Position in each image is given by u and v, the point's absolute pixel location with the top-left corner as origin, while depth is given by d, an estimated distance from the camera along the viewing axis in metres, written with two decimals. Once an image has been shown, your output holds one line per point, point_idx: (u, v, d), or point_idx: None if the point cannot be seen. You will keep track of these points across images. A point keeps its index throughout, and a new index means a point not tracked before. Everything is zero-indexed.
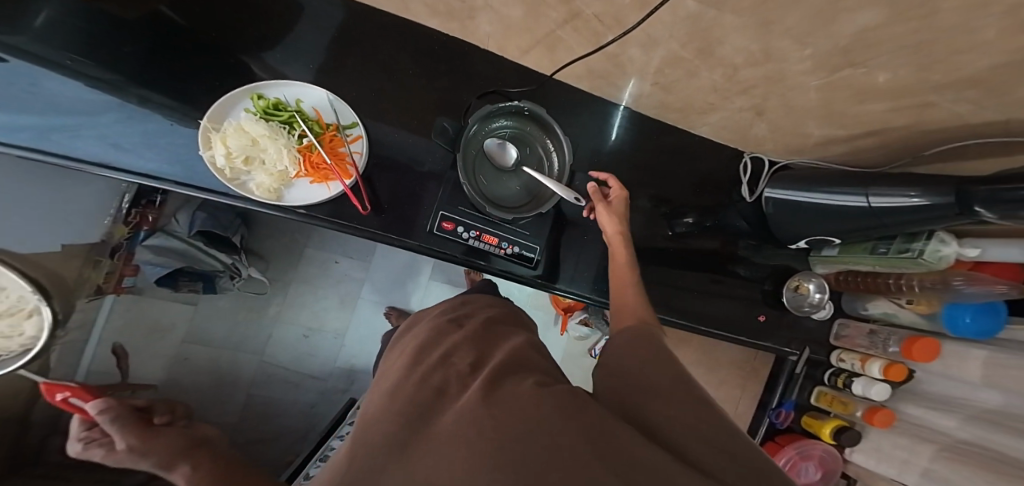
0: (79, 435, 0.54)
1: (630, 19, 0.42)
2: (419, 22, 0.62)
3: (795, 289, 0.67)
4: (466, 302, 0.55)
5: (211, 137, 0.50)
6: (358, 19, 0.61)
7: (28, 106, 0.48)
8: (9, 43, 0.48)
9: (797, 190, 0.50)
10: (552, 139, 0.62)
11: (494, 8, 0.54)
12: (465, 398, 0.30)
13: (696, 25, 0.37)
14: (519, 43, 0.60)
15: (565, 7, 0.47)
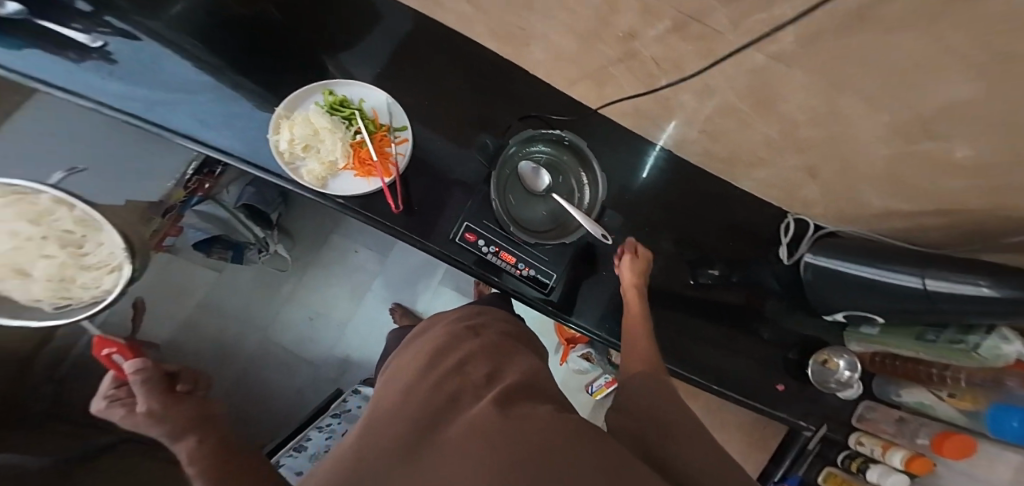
0: (106, 393, 0.37)
1: (692, 65, 0.42)
2: (475, 44, 0.64)
3: (823, 363, 0.62)
4: (482, 311, 0.53)
5: (281, 123, 0.53)
6: (419, 34, 0.64)
7: (144, 80, 0.53)
8: (150, 26, 0.55)
9: (844, 260, 0.48)
10: (589, 171, 0.60)
11: (552, 39, 0.55)
12: (478, 410, 0.30)
13: (758, 79, 0.37)
14: (570, 75, 0.60)
15: (622, 46, 0.47)
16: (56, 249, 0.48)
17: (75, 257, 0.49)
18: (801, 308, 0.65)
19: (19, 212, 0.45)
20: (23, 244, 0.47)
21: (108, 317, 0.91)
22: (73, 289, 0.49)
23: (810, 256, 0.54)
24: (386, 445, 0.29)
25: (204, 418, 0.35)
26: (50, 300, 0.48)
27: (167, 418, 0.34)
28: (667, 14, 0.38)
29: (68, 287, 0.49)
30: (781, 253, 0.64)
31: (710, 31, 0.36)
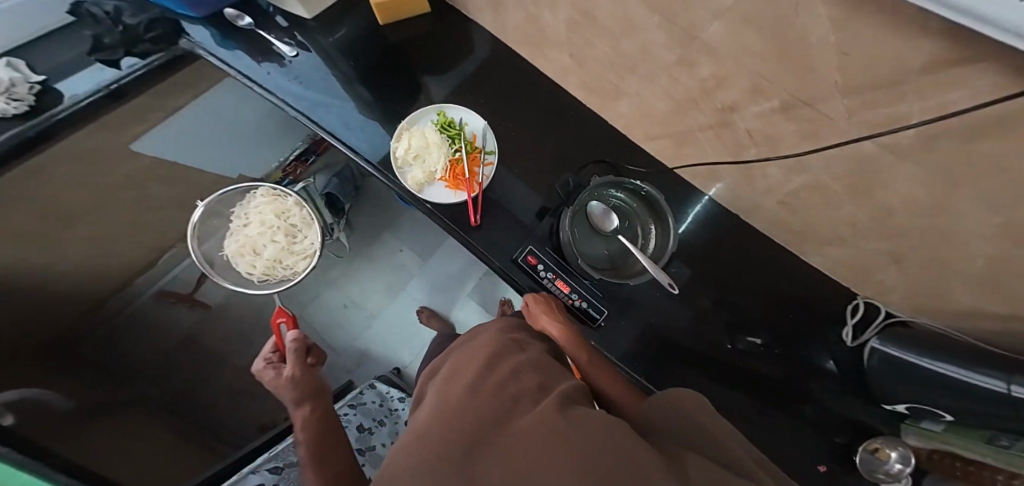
0: (267, 355, 0.71)
1: (788, 143, 0.46)
2: (566, 93, 0.73)
3: (871, 451, 0.57)
4: (520, 328, 0.55)
5: (402, 134, 0.67)
6: (520, 81, 0.75)
7: (313, 87, 0.73)
8: (324, 45, 0.75)
9: (916, 353, 0.48)
10: (660, 223, 0.60)
11: (643, 99, 0.60)
12: (536, 413, 0.32)
13: (859, 164, 0.41)
14: (650, 133, 0.65)
15: (716, 115, 0.52)
16: (277, 235, 0.80)
17: (288, 244, 0.81)
18: (857, 396, 0.63)
19: (272, 207, 0.80)
20: (260, 230, 0.79)
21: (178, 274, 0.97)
22: (277, 266, 0.81)
23: (876, 341, 0.55)
24: (451, 438, 0.31)
25: (315, 390, 0.66)
26: (262, 271, 0.81)
27: (300, 382, 0.65)
28: (778, 95, 0.42)
29: (274, 264, 0.81)
30: (844, 335, 0.63)
31: (819, 116, 0.40)
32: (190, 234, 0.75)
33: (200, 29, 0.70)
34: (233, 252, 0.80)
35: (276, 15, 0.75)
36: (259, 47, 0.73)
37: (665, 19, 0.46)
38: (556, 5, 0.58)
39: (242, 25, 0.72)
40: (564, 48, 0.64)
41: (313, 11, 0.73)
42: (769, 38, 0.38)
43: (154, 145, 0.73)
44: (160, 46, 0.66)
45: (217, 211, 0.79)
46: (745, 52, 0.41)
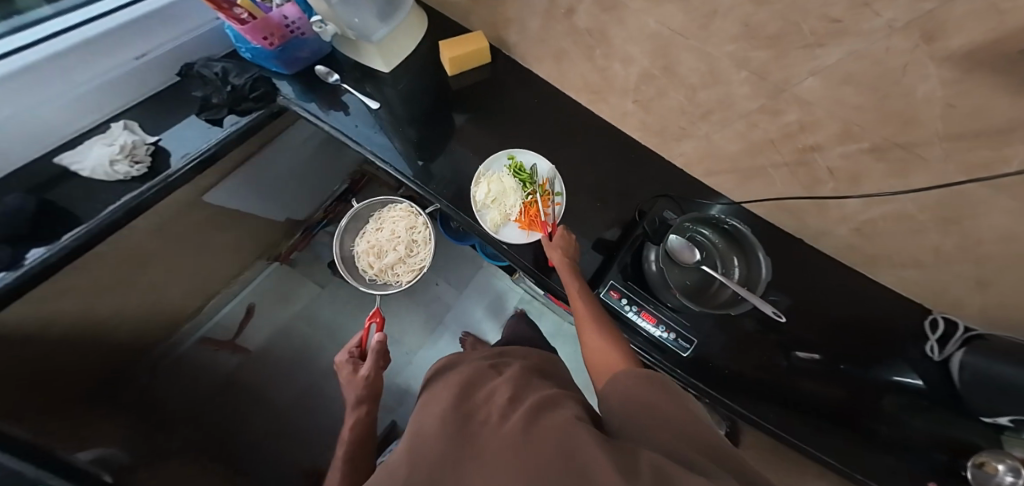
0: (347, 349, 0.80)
1: (872, 179, 0.53)
2: (625, 133, 0.79)
3: (977, 466, 0.58)
4: (505, 352, 0.69)
5: (479, 178, 0.71)
6: (578, 122, 0.81)
7: (375, 127, 0.78)
8: (383, 91, 0.81)
9: (1004, 364, 0.56)
10: (745, 257, 0.64)
11: (712, 141, 0.66)
12: (507, 428, 0.40)
13: (953, 199, 0.48)
14: (713, 170, 0.71)
15: (795, 155, 0.57)
16: (400, 247, 0.88)
17: (405, 257, 0.89)
18: (947, 411, 0.66)
19: (406, 222, 0.90)
20: (390, 239, 0.89)
21: (222, 317, 0.93)
22: (387, 273, 0.89)
23: (965, 355, 0.62)
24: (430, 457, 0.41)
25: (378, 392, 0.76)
26: (375, 272, 0.90)
27: (369, 384, 0.75)
28: (871, 139, 0.48)
29: (386, 271, 0.89)
30: (929, 349, 0.68)
31: (913, 155, 0.46)
32: (345, 220, 0.91)
33: (283, 82, 0.77)
34: (361, 250, 0.90)
35: (349, 68, 0.81)
36: (335, 94, 0.79)
37: (754, 75, 0.51)
38: (630, 59, 0.63)
39: (330, 82, 0.79)
40: (629, 96, 0.70)
41: (390, 63, 0.80)
42: (870, 94, 0.43)
43: (223, 194, 0.75)
44: (261, 103, 0.72)
45: (360, 215, 0.93)
46: (841, 105, 0.46)
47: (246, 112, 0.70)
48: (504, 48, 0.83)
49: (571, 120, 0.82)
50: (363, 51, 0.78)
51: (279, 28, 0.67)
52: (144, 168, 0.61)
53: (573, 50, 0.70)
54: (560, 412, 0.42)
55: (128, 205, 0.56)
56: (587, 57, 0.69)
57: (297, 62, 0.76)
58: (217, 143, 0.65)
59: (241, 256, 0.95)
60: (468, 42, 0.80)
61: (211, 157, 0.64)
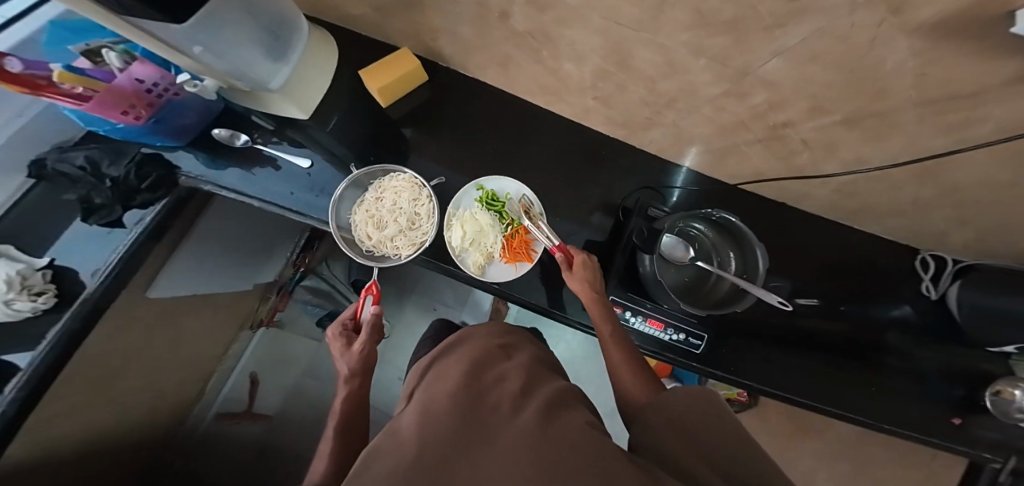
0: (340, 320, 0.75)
1: (848, 146, 0.51)
2: (590, 129, 0.77)
3: (997, 394, 0.69)
4: (511, 331, 0.72)
5: (451, 221, 0.70)
6: (543, 122, 0.78)
7: (299, 181, 0.72)
8: (313, 135, 0.75)
9: (998, 296, 0.62)
10: (740, 249, 0.64)
11: (681, 127, 0.63)
12: (524, 418, 0.43)
13: (932, 158, 0.48)
14: (687, 151, 0.69)
15: (768, 133, 0.55)
16: (403, 219, 0.68)
17: (409, 229, 0.69)
18: (947, 341, 0.75)
19: (410, 193, 0.69)
20: (392, 210, 0.69)
21: (228, 394, 0.98)
22: (386, 244, 0.69)
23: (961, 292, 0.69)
24: (443, 425, 0.43)
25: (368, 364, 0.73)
26: (371, 244, 0.69)
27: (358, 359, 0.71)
28: (843, 111, 0.46)
29: (384, 242, 0.69)
30: (923, 290, 0.75)
31: (887, 122, 0.45)
32: (342, 182, 0.70)
33: (185, 155, 0.71)
34: (356, 220, 0.70)
35: (262, 118, 0.74)
36: (251, 157, 0.73)
37: (714, 61, 0.47)
38: (581, 58, 0.59)
39: (239, 145, 0.72)
40: (587, 93, 0.66)
41: (306, 109, 0.73)
42: (838, 70, 0.40)
43: (166, 284, 0.72)
44: (160, 192, 0.67)
45: (359, 181, 0.72)
46: (808, 82, 0.44)
47: (147, 204, 0.65)
48: (445, 60, 0.77)
49: (533, 125, 0.79)
50: (272, 102, 0.69)
51: (140, 97, 0.57)
52: (52, 296, 0.57)
53: (519, 55, 0.65)
54: (570, 418, 0.44)
55: (58, 339, 0.54)
56: (535, 60, 0.64)
57: (184, 130, 0.67)
58: (123, 250, 0.61)
59: (224, 332, 0.93)
60: (396, 67, 0.72)
61: (125, 264, 0.61)
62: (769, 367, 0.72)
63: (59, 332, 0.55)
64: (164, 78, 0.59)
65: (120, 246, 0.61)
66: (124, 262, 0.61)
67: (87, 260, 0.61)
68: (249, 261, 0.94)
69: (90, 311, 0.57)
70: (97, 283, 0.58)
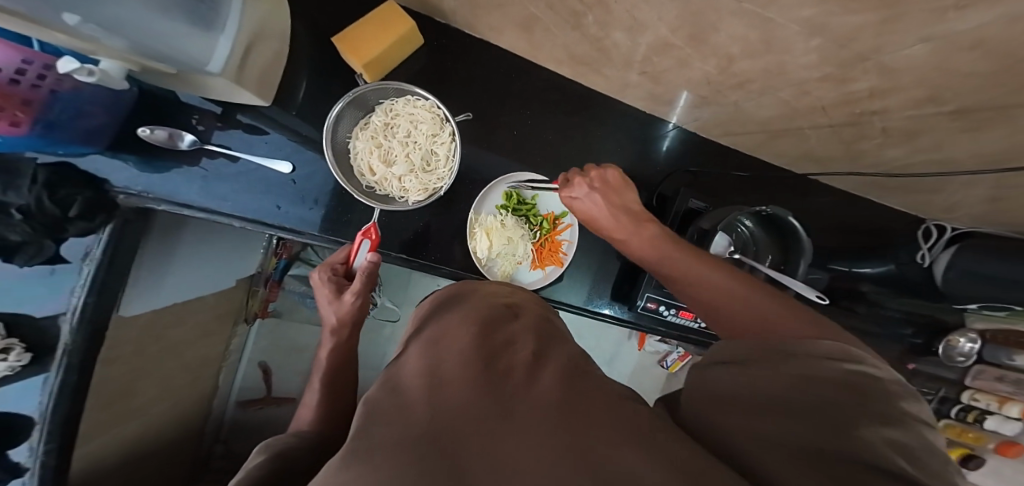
0: (331, 263, 0.58)
1: (930, 133, 0.48)
2: (622, 99, 0.71)
3: (948, 342, 0.93)
4: (518, 289, 0.60)
5: (475, 229, 0.65)
6: (571, 96, 0.71)
7: (285, 193, 0.61)
8: (285, 126, 0.61)
9: (990, 261, 0.69)
10: (786, 245, 0.68)
11: (741, 107, 0.56)
12: (546, 390, 0.34)
13: (1013, 148, 0.46)
14: (735, 126, 0.64)
15: (845, 118, 0.50)
16: (417, 155, 0.60)
17: (422, 170, 0.61)
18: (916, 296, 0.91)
19: (430, 127, 0.60)
20: (404, 143, 0.61)
21: (242, 383, 1.13)
22: (392, 183, 0.61)
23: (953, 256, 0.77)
24: (458, 394, 0.33)
25: (356, 319, 0.58)
26: (374, 179, 0.61)
27: (346, 315, 0.57)
28: (957, 103, 0.41)
29: (390, 180, 0.61)
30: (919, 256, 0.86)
31: (1000, 116, 0.40)
32: (343, 100, 0.59)
33: (108, 160, 0.54)
34: (359, 147, 0.61)
35: (205, 102, 0.57)
36: (194, 158, 0.57)
37: (828, 43, 0.37)
38: (639, 28, 0.46)
39: (183, 147, 0.56)
40: (635, 67, 0.55)
41: (268, 94, 0.57)
42: (989, 63, 0.33)
43: (141, 302, 0.65)
44: (99, 219, 0.52)
45: (366, 99, 0.61)
46: (942, 72, 0.36)
47: (91, 233, 0.52)
48: (448, 14, 0.59)
49: (559, 97, 0.70)
50: (213, 86, 0.50)
51: (6, 93, 0.39)
52: (22, 349, 0.50)
53: (552, 19, 0.50)
54: (593, 383, 0.38)
55: (56, 391, 0.54)
56: (575, 28, 0.50)
57: (98, 133, 0.50)
58: (85, 292, 0.53)
59: (219, 333, 0.96)
60: (383, 28, 0.57)
61: (95, 301, 0.54)
62: None
63: (53, 386, 0.54)
64: (35, 60, 0.41)
65: (79, 286, 0.53)
66: (95, 299, 0.54)
67: (43, 301, 0.51)
68: (217, 258, 0.84)
69: (82, 359, 0.56)
70: (71, 331, 0.53)
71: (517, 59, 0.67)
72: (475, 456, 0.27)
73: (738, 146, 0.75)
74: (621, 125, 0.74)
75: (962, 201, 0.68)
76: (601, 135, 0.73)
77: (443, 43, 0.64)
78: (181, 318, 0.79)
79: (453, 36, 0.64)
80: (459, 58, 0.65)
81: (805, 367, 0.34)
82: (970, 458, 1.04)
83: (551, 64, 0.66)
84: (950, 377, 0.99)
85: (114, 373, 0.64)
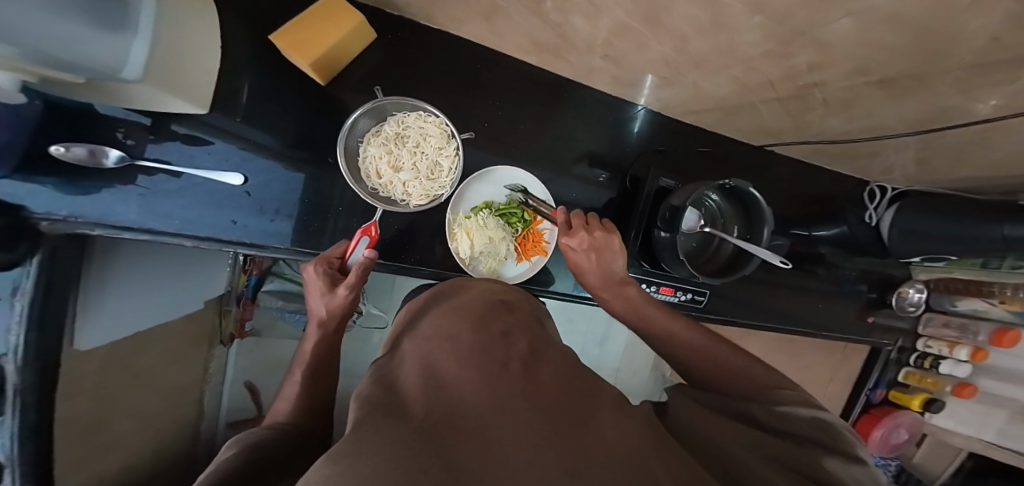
0: (328, 257, 0.57)
1: (866, 101, 0.52)
2: (587, 84, 0.73)
3: (901, 295, 1.00)
4: (509, 288, 0.63)
5: (455, 230, 0.67)
6: (539, 84, 0.72)
7: (239, 205, 0.56)
8: (228, 130, 0.54)
9: (923, 216, 0.77)
10: (748, 216, 0.73)
11: (699, 86, 0.59)
12: (540, 387, 0.36)
13: (939, 113, 0.50)
14: (696, 105, 0.67)
15: (793, 91, 0.54)
16: (423, 165, 0.60)
17: (426, 178, 0.61)
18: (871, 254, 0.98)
19: (438, 141, 0.61)
20: (413, 152, 0.60)
21: (230, 404, 1.08)
22: (397, 186, 0.60)
23: (893, 218, 0.85)
24: (461, 386, 0.34)
25: (345, 317, 0.56)
26: (379, 182, 0.60)
27: (336, 310, 0.54)
28: (883, 73, 0.44)
29: (395, 184, 0.60)
30: (867, 215, 0.92)
31: (920, 82, 0.44)
32: (361, 108, 0.60)
33: (22, 185, 0.46)
34: (369, 152, 0.60)
35: (129, 112, 0.49)
36: (129, 175, 0.50)
37: (770, 20, 0.40)
38: (594, 15, 0.48)
39: (110, 165, 0.49)
40: (597, 51, 0.57)
41: (204, 100, 0.50)
42: (907, 34, 0.36)
43: (98, 332, 0.61)
44: (21, 248, 0.42)
45: (383, 109, 0.62)
46: (867, 44, 0.40)
47: (14, 265, 0.42)
48: (403, 6, 0.58)
49: (526, 87, 0.71)
50: (139, 97, 0.42)
51: None
52: None
53: (512, 9, 0.51)
54: (583, 382, 0.41)
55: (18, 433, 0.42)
56: (535, 14, 0.51)
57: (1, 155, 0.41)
58: (25, 326, 0.42)
59: (196, 353, 0.94)
60: (329, 23, 0.52)
61: (38, 337, 0.44)
62: (750, 299, 0.92)
63: (13, 427, 0.42)
64: None
65: (15, 322, 0.42)
66: (39, 334, 0.44)
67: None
68: (178, 282, 0.82)
69: (39, 397, 0.45)
70: (19, 369, 0.42)
71: (481, 50, 0.67)
72: (476, 447, 0.27)
73: (701, 123, 0.79)
74: (590, 111, 0.76)
75: (898, 163, 0.74)
76: (572, 121, 0.75)
77: (401, 35, 0.62)
78: (150, 344, 0.76)
79: (409, 27, 0.62)
80: (420, 49, 0.63)
81: (783, 408, 0.40)
82: (932, 402, 1.11)
83: (516, 52, 0.67)
84: (904, 327, 1.08)
85: (89, 406, 0.61)
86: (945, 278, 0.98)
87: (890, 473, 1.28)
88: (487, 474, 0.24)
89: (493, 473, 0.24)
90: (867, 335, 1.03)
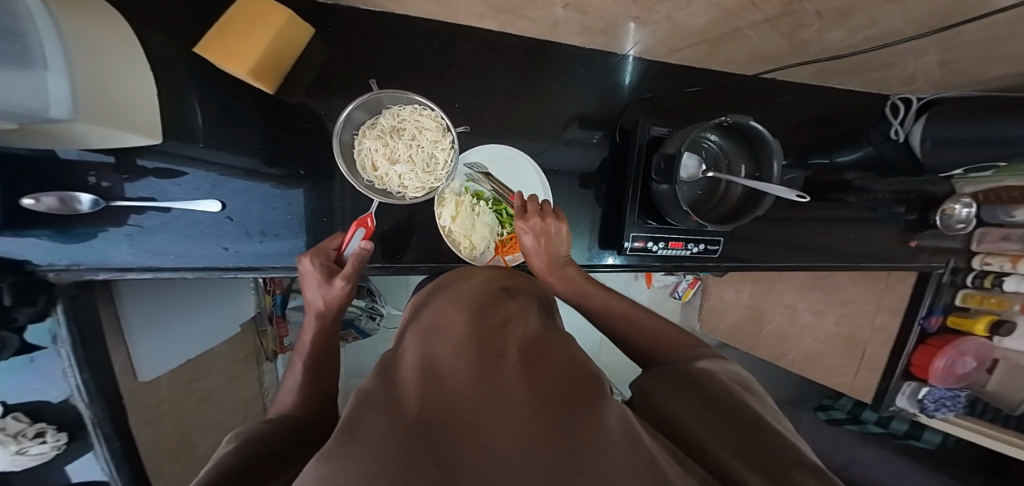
0: (324, 248, 0.58)
1: (864, 5, 0.46)
2: (557, 41, 0.69)
3: (944, 213, 0.88)
4: (510, 273, 0.63)
5: (444, 197, 0.66)
6: (505, 49, 0.69)
7: (227, 230, 0.58)
8: (199, 155, 0.55)
9: (956, 125, 0.69)
10: (754, 153, 0.68)
11: (674, 19, 0.54)
12: (531, 373, 0.35)
13: (952, 6, 0.44)
14: (678, 40, 0.62)
15: (779, 9, 0.48)
16: (420, 157, 0.58)
17: (423, 171, 0.59)
18: (906, 175, 0.90)
19: (433, 134, 0.59)
20: (410, 145, 0.58)
21: None
22: (393, 180, 0.59)
23: (926, 129, 0.77)
24: (452, 384, 0.34)
25: (340, 307, 0.58)
26: (376, 176, 0.59)
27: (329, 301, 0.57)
28: None
29: (392, 177, 0.59)
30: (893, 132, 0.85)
31: None
32: (357, 100, 0.59)
33: (16, 240, 0.48)
34: (365, 145, 0.59)
35: (88, 153, 0.49)
36: (118, 216, 0.52)
37: None
38: None
39: (85, 209, 0.50)
40: (557, 3, 0.53)
41: (154, 127, 0.50)
42: None
43: (150, 365, 0.68)
44: (42, 300, 0.47)
45: (379, 102, 0.61)
46: None
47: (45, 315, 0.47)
48: None
49: (492, 55, 0.68)
50: (77, 135, 0.42)
51: None
52: (57, 431, 0.52)
53: None
54: (581, 364, 0.39)
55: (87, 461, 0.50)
56: None
57: None
58: (76, 370, 0.48)
59: (248, 371, 1.01)
60: (253, 24, 0.51)
61: (92, 376, 0.50)
62: (775, 244, 0.86)
63: (106, 453, 0.53)
64: None
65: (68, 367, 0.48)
66: (92, 374, 0.50)
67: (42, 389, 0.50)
68: (212, 307, 0.86)
69: (109, 426, 0.52)
70: (87, 404, 0.50)
71: (438, 26, 0.65)
72: (459, 447, 0.26)
73: (686, 61, 0.73)
74: (568, 68, 0.72)
75: (917, 70, 0.66)
76: (549, 84, 0.72)
77: (342, 26, 0.60)
78: (204, 371, 0.84)
79: (351, 16, 0.61)
80: (371, 36, 0.62)
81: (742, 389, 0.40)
82: (1000, 325, 1.00)
83: (473, 21, 0.64)
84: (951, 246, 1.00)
85: (154, 426, 0.68)
86: (995, 188, 0.93)
87: (960, 404, 1.18)
88: (481, 471, 0.23)
89: (471, 467, 0.23)
90: (912, 260, 0.95)
